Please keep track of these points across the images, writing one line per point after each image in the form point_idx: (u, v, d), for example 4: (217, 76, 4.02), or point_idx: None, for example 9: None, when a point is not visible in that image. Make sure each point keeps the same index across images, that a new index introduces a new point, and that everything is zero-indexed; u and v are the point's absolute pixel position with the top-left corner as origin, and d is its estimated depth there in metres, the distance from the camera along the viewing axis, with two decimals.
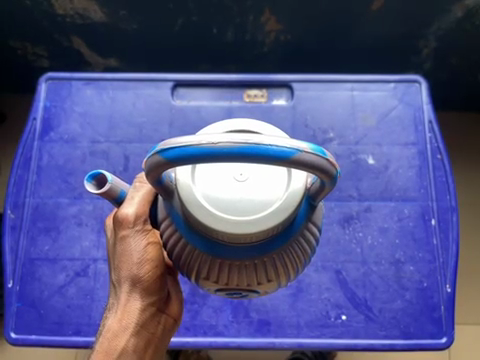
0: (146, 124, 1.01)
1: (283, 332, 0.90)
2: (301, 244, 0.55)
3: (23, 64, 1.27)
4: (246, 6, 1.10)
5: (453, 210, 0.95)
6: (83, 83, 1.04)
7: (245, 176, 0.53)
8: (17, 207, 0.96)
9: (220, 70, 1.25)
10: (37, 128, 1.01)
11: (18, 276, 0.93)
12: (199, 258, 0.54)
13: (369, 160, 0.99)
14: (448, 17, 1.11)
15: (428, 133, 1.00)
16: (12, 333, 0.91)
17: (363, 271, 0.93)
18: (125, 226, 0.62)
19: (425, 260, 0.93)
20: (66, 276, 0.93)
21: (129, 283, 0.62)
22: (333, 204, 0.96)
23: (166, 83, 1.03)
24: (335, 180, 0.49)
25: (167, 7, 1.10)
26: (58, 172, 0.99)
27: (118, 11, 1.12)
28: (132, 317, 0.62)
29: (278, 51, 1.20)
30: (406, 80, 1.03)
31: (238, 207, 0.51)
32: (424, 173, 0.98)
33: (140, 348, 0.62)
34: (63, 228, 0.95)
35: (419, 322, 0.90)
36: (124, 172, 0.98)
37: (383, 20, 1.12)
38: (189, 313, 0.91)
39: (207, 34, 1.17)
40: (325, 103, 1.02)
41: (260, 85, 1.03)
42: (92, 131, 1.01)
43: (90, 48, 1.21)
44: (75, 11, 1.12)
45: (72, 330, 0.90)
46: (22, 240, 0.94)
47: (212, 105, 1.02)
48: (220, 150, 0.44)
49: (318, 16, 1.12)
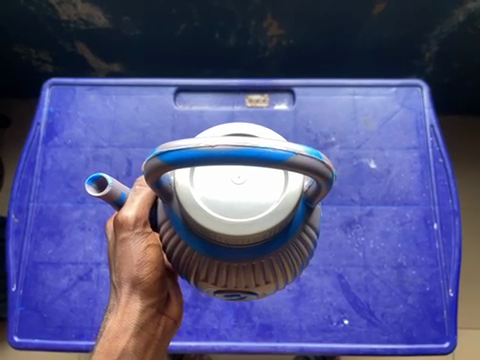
0: (149, 128, 1.02)
1: (285, 336, 0.90)
2: (298, 247, 0.55)
3: (28, 70, 1.29)
4: (249, 11, 1.10)
5: (455, 214, 0.95)
6: (86, 88, 1.04)
7: (243, 178, 0.53)
8: (21, 211, 0.97)
9: (222, 75, 1.26)
10: (41, 132, 1.02)
11: (21, 279, 0.93)
12: (198, 259, 0.54)
13: (371, 164, 0.99)
14: (449, 22, 1.11)
15: (430, 137, 1.00)
16: (15, 337, 0.91)
17: (365, 275, 0.93)
18: (125, 228, 0.63)
19: (427, 264, 0.93)
20: (69, 280, 0.93)
21: (129, 284, 0.63)
22: (335, 208, 0.96)
23: (169, 88, 1.04)
24: (331, 183, 0.49)
25: (170, 12, 1.11)
26: (61, 176, 0.99)
27: (121, 17, 1.12)
28: (132, 318, 0.62)
29: (279, 56, 1.21)
30: (408, 85, 1.04)
31: (235, 209, 0.51)
32: (426, 177, 0.98)
33: (141, 349, 0.63)
34: (67, 232, 0.96)
35: (421, 326, 0.90)
36: (126, 176, 0.98)
37: (384, 25, 1.13)
38: (192, 317, 0.91)
39: (209, 38, 1.17)
40: (327, 107, 1.03)
41: (261, 89, 1.04)
42: (96, 136, 1.01)
43: (93, 53, 1.22)
44: (79, 17, 1.13)
45: (75, 334, 0.90)
46: (26, 244, 0.95)
47: (214, 110, 1.03)
48: (218, 154, 0.44)
49: (319, 22, 1.12)
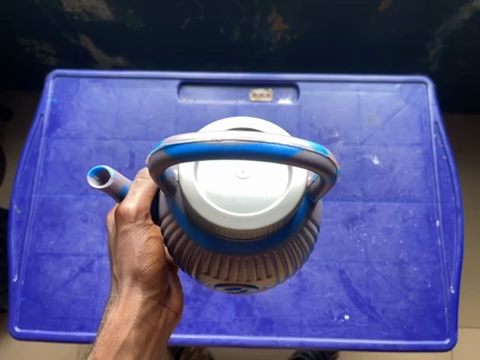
0: (152, 121, 1.01)
1: (286, 331, 0.90)
2: (300, 241, 0.55)
3: (31, 62, 1.29)
4: (253, 7, 1.10)
5: (458, 211, 0.95)
6: (90, 80, 1.05)
7: (247, 173, 0.53)
8: (24, 202, 0.97)
9: (226, 69, 1.26)
10: (44, 124, 1.02)
11: (23, 270, 0.93)
12: (200, 253, 0.54)
13: (374, 160, 0.99)
14: (455, 19, 1.10)
15: (434, 134, 1.00)
16: (16, 327, 0.91)
17: (367, 271, 0.93)
18: (127, 221, 0.63)
19: (429, 261, 0.93)
20: (71, 271, 0.93)
21: (131, 276, 0.63)
22: (337, 203, 0.96)
23: (173, 81, 1.04)
24: (335, 179, 0.49)
25: (175, 6, 1.11)
26: (64, 168, 0.99)
27: (125, 10, 1.12)
28: (133, 310, 0.62)
29: (283, 51, 1.20)
30: (413, 81, 1.03)
31: (239, 203, 0.51)
32: (429, 174, 0.98)
33: (142, 341, 0.62)
34: (69, 224, 0.96)
35: (422, 323, 0.90)
36: (129, 169, 0.98)
37: (390, 21, 1.12)
38: (193, 310, 0.91)
39: (213, 32, 1.17)
40: (330, 102, 1.02)
41: (266, 84, 1.04)
42: (99, 128, 1.01)
43: (97, 46, 1.22)
44: (83, 9, 1.12)
45: (76, 325, 0.91)
46: (28, 234, 0.95)
47: (218, 104, 1.02)
48: (225, 148, 0.44)
49: (323, 18, 1.12)
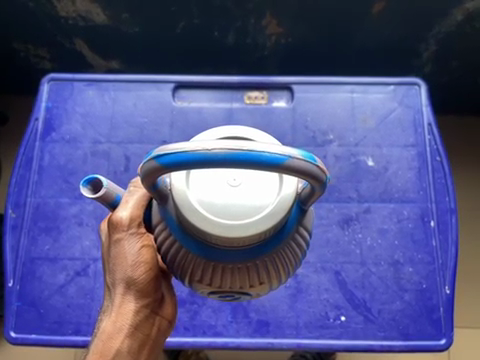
0: (147, 124, 1.02)
1: (282, 333, 0.90)
2: (292, 248, 0.55)
3: (26, 67, 1.29)
4: (247, 10, 1.10)
5: (452, 211, 0.95)
6: (85, 84, 1.04)
7: (238, 181, 0.53)
8: (18, 207, 0.97)
9: (221, 72, 1.26)
10: (39, 128, 1.02)
11: (18, 274, 0.94)
12: (193, 261, 0.54)
13: (369, 162, 0.99)
14: (447, 20, 1.11)
15: (427, 135, 1.00)
16: (12, 332, 0.91)
17: (362, 272, 0.93)
18: (120, 229, 0.63)
19: (424, 261, 0.93)
20: (66, 276, 0.93)
21: (124, 285, 0.63)
22: (332, 205, 0.96)
23: (167, 84, 1.04)
24: (325, 186, 0.49)
25: (169, 9, 1.11)
26: (59, 172, 0.99)
27: (120, 14, 1.12)
28: (126, 318, 0.62)
29: (278, 54, 1.20)
30: (406, 83, 1.03)
31: (231, 210, 0.52)
32: (423, 175, 0.98)
33: (135, 349, 0.63)
34: (64, 228, 0.96)
35: (418, 323, 0.90)
36: (124, 172, 0.98)
37: (384, 23, 1.12)
38: (189, 313, 0.92)
39: (208, 35, 1.17)
40: (325, 104, 1.02)
41: (260, 87, 1.04)
42: (94, 131, 1.01)
43: (92, 50, 1.22)
44: (78, 13, 1.13)
45: (72, 329, 0.91)
46: (23, 239, 0.95)
47: (213, 107, 1.03)
48: (215, 157, 0.44)
49: (317, 20, 1.12)
